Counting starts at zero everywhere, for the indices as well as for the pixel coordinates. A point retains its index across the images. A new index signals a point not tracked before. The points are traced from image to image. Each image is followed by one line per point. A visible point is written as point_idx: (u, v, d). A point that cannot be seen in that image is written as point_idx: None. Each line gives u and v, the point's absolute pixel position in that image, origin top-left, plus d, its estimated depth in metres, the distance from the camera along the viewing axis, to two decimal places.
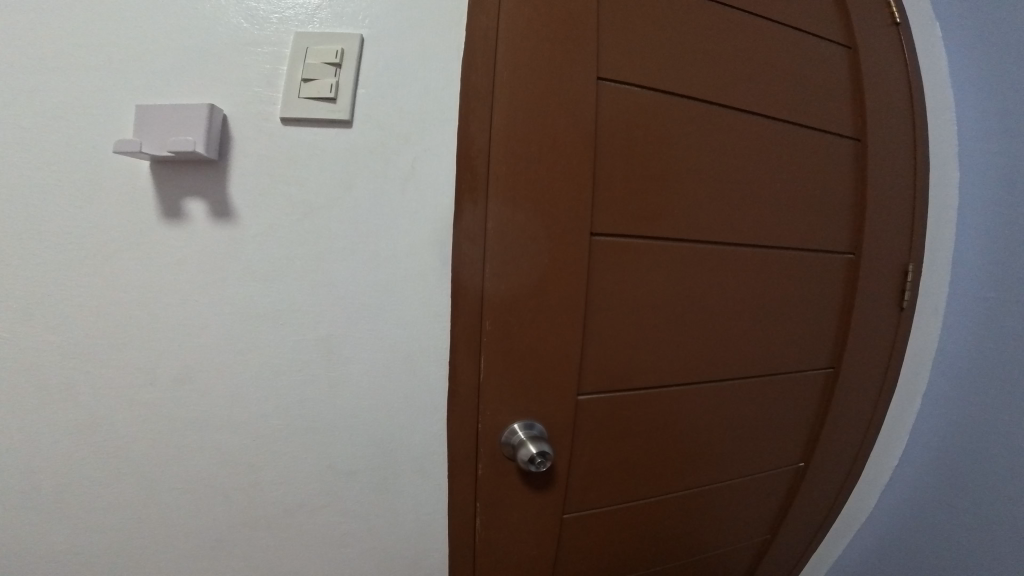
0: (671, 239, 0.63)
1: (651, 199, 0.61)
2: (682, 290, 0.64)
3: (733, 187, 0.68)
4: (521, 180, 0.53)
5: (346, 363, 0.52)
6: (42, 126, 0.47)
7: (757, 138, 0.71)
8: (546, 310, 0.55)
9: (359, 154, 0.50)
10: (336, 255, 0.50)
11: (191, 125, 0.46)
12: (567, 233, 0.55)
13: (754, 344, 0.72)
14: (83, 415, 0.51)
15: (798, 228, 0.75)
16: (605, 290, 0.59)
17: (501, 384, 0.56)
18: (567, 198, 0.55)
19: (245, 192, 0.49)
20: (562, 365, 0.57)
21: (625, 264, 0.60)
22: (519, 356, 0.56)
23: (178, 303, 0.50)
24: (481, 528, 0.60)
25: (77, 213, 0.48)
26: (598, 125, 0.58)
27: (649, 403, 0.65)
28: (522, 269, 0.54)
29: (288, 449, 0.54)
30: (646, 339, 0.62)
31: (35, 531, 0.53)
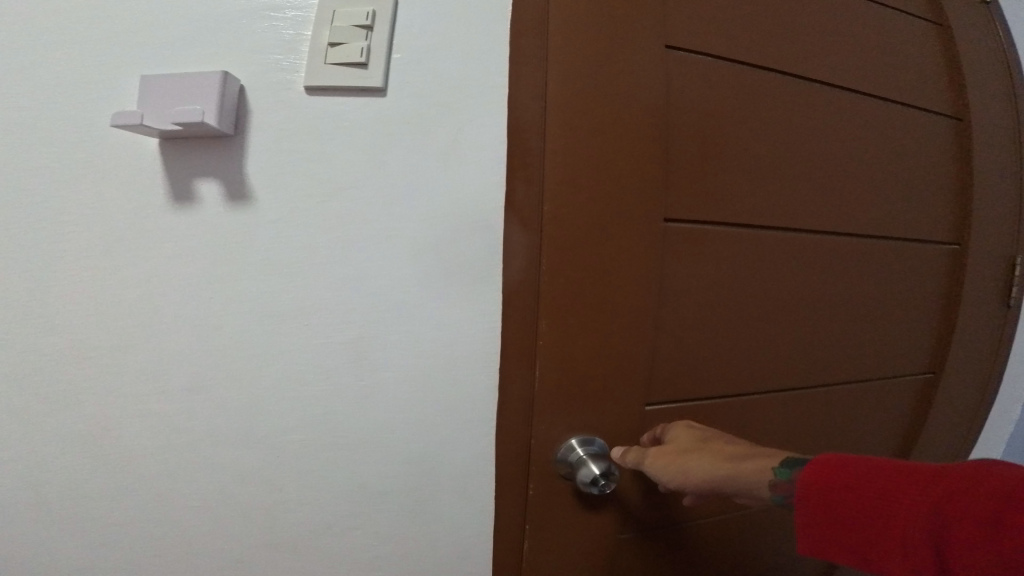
0: (750, 226, 0.54)
1: (728, 180, 0.52)
2: (764, 283, 0.55)
3: (818, 168, 0.59)
4: (582, 156, 0.45)
5: (378, 370, 0.46)
6: (44, 105, 0.42)
7: (845, 112, 0.61)
8: (610, 309, 0.47)
9: (393, 127, 0.43)
10: (367, 243, 0.44)
11: (201, 94, 0.40)
12: (636, 219, 0.47)
13: (844, 349, 0.62)
14: (92, 425, 0.46)
15: (891, 215, 0.65)
16: (676, 286, 0.50)
17: (558, 396, 0.47)
18: (635, 178, 0.47)
19: (265, 170, 0.42)
20: (628, 374, 0.49)
21: (701, 253, 0.51)
22: (580, 364, 0.47)
23: (190, 301, 0.43)
24: (528, 555, 0.50)
25: (78, 199, 0.42)
26: (669, 93, 0.49)
27: (729, 417, 0.55)
28: (582, 261, 0.46)
29: (314, 465, 0.47)
30: (723, 341, 0.54)
31: (39, 551, 0.48)
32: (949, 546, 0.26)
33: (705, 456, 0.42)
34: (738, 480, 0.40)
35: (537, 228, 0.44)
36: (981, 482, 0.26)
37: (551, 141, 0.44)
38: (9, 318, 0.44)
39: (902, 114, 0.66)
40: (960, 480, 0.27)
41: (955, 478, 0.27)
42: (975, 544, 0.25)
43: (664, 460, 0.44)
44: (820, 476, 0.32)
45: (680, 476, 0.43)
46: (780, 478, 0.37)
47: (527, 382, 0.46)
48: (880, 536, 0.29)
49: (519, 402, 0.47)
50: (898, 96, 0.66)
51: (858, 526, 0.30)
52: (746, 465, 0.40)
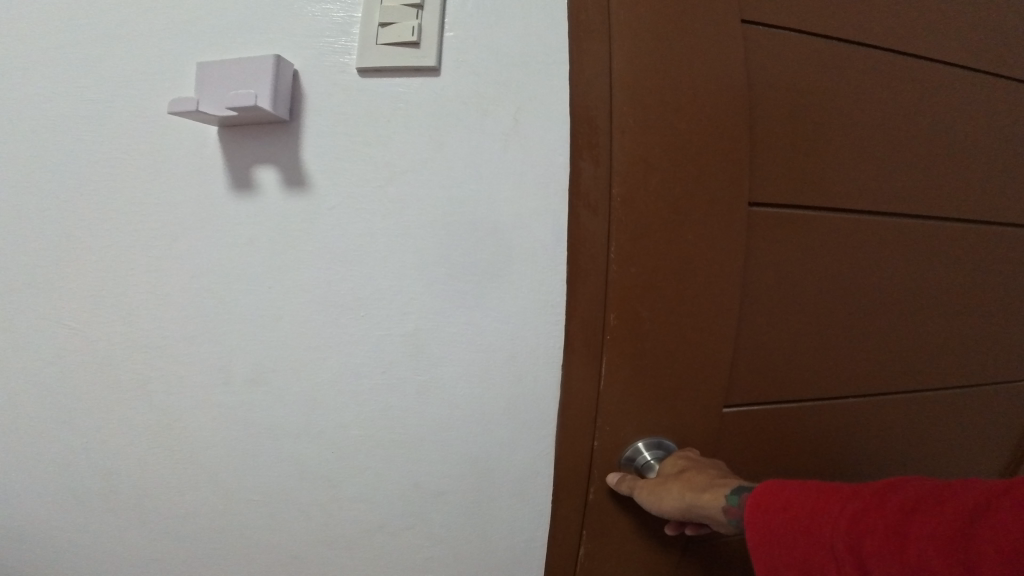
0: (839, 210, 0.49)
1: (815, 159, 0.47)
2: (856, 272, 0.50)
3: (918, 145, 0.52)
4: (656, 135, 0.41)
5: (435, 366, 0.44)
6: (107, 98, 0.42)
7: (957, 79, 0.53)
8: (687, 300, 0.44)
9: (450, 110, 0.41)
10: (424, 231, 0.42)
11: (257, 77, 0.39)
12: (717, 202, 0.43)
13: (935, 345, 0.57)
14: (157, 416, 0.46)
15: (996, 201, 0.58)
16: (755, 277, 0.46)
17: (627, 395, 0.44)
18: (714, 158, 0.42)
19: (321, 155, 0.41)
20: (703, 371, 0.45)
21: (787, 239, 0.47)
22: (650, 361, 0.44)
23: (247, 292, 0.43)
24: (584, 558, 0.47)
25: (141, 192, 0.43)
26: (751, 62, 0.44)
27: (807, 417, 0.51)
28: (657, 249, 0.42)
29: (371, 463, 0.46)
30: (804, 336, 0.49)
31: (115, 533, 0.50)
32: (864, 554, 0.27)
33: (674, 484, 0.41)
34: (698, 508, 0.39)
35: (607, 213, 0.41)
36: (893, 497, 0.28)
37: (621, 120, 0.40)
38: (80, 310, 0.45)
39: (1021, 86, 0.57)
40: (877, 496, 0.29)
41: (871, 496, 0.29)
42: (887, 548, 0.26)
43: (637, 488, 0.43)
44: (761, 501, 0.34)
45: (650, 503, 0.42)
46: (733, 504, 0.37)
47: (592, 381, 0.43)
48: (807, 550, 0.30)
49: (584, 402, 0.44)
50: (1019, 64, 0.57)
51: (787, 545, 0.31)
52: (703, 495, 0.38)
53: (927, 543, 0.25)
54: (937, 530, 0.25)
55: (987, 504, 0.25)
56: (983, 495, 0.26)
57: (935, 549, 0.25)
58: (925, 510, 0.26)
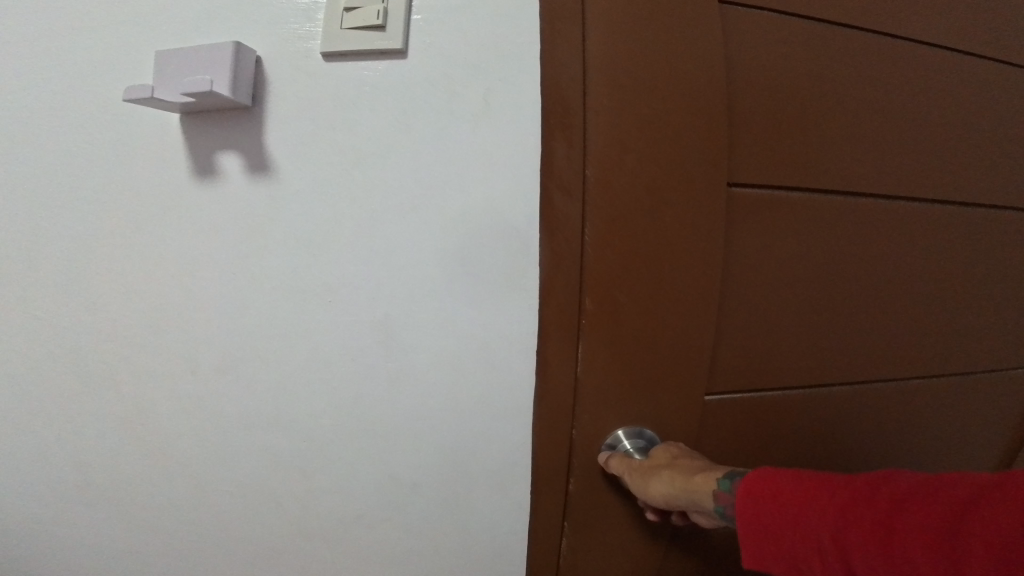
0: (821, 192, 0.48)
1: (798, 141, 0.46)
2: (841, 258, 0.49)
3: (902, 127, 0.51)
4: (631, 113, 0.40)
5: (407, 354, 0.43)
6: (68, 86, 0.42)
7: (943, 61, 0.52)
8: (666, 284, 0.43)
9: (417, 91, 0.40)
10: (393, 217, 0.41)
11: (214, 64, 0.38)
12: (696, 184, 0.42)
13: (922, 331, 0.56)
14: (129, 407, 0.46)
15: (983, 185, 0.57)
16: (737, 259, 0.45)
17: (605, 382, 0.44)
18: (693, 138, 0.42)
19: (286, 140, 0.40)
20: (685, 355, 0.44)
21: (772, 223, 0.46)
22: (629, 345, 0.43)
23: (215, 281, 0.42)
24: (568, 551, 0.47)
25: (105, 180, 0.42)
26: (731, 42, 0.43)
27: (794, 404, 0.51)
28: (633, 231, 0.42)
29: (344, 454, 0.46)
30: (788, 321, 0.48)
31: (91, 524, 0.50)
32: (853, 549, 0.27)
33: (665, 470, 0.40)
34: (689, 495, 0.38)
35: (582, 194, 0.40)
36: (884, 487, 0.27)
37: (595, 99, 0.40)
38: (48, 300, 0.45)
39: (1009, 67, 0.56)
40: (867, 486, 0.27)
41: (863, 485, 0.28)
42: (875, 544, 0.26)
43: (627, 473, 0.42)
44: (749, 487, 0.33)
45: (641, 489, 0.41)
46: (722, 489, 0.36)
47: (569, 368, 0.43)
48: (800, 542, 0.30)
49: (562, 390, 0.43)
50: (1007, 46, 0.56)
51: (778, 536, 0.31)
52: (695, 480, 0.38)
53: (914, 540, 0.24)
54: (928, 524, 0.24)
55: (981, 493, 0.24)
56: (977, 485, 0.24)
57: (924, 546, 0.24)
58: (915, 501, 0.25)
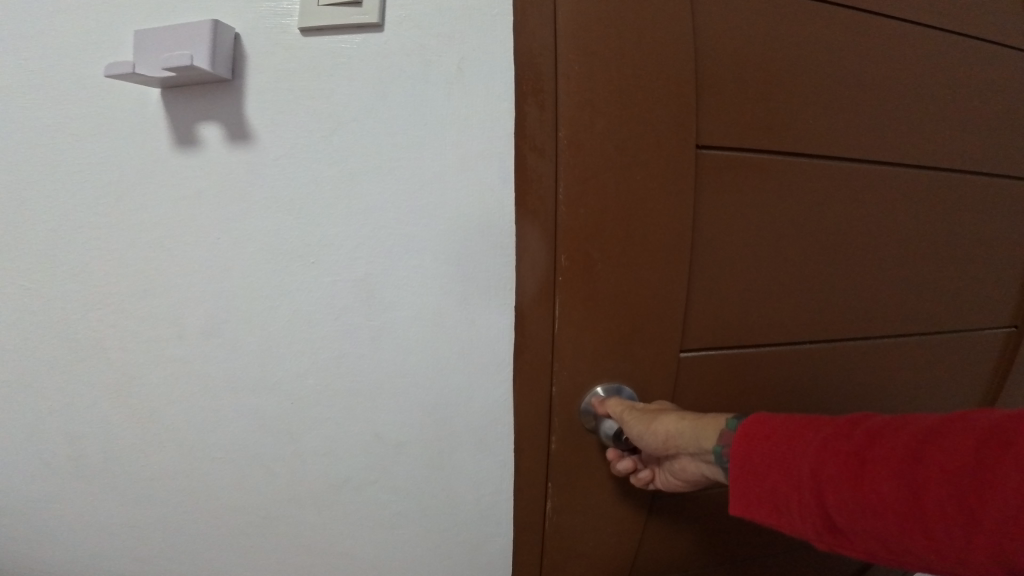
0: (784, 156, 0.50)
1: (763, 106, 0.48)
2: (806, 218, 0.52)
3: (858, 93, 0.54)
4: (601, 79, 0.43)
5: (388, 312, 0.45)
6: (51, 61, 0.43)
7: (896, 31, 0.55)
8: (638, 240, 0.45)
9: (392, 61, 0.42)
10: (371, 182, 0.43)
11: (194, 38, 0.40)
12: (665, 145, 0.45)
13: (886, 291, 0.59)
14: (119, 375, 0.48)
15: (937, 149, 0.60)
16: (707, 220, 0.48)
17: (583, 336, 0.46)
18: (661, 102, 0.44)
19: (266, 111, 0.42)
20: (658, 310, 0.47)
21: (741, 185, 0.49)
22: (605, 300, 0.46)
23: (200, 249, 0.44)
24: (552, 511, 0.50)
25: (90, 153, 0.44)
26: (697, 13, 0.46)
27: (765, 361, 0.53)
28: (606, 190, 0.44)
29: (331, 415, 0.48)
30: (757, 280, 0.51)
31: (85, 493, 0.51)
32: (827, 482, 0.29)
33: (673, 413, 0.41)
34: (694, 430, 0.39)
35: (555, 155, 0.43)
36: (863, 424, 0.29)
37: (566, 64, 0.42)
38: (35, 272, 0.46)
39: (958, 38, 0.59)
40: (848, 424, 0.30)
41: (843, 424, 0.30)
42: (849, 475, 0.28)
43: (634, 410, 0.44)
44: (744, 432, 0.35)
45: (644, 421, 0.42)
46: (731, 427, 0.37)
47: (546, 324, 0.45)
48: (782, 481, 0.32)
49: (541, 347, 0.46)
50: (956, 19, 0.59)
51: (759, 477, 0.33)
52: (705, 419, 0.39)
53: (883, 470, 0.27)
54: (900, 451, 0.27)
55: (945, 424, 0.27)
56: (942, 418, 0.27)
57: (891, 474, 0.27)
58: (890, 434, 0.28)
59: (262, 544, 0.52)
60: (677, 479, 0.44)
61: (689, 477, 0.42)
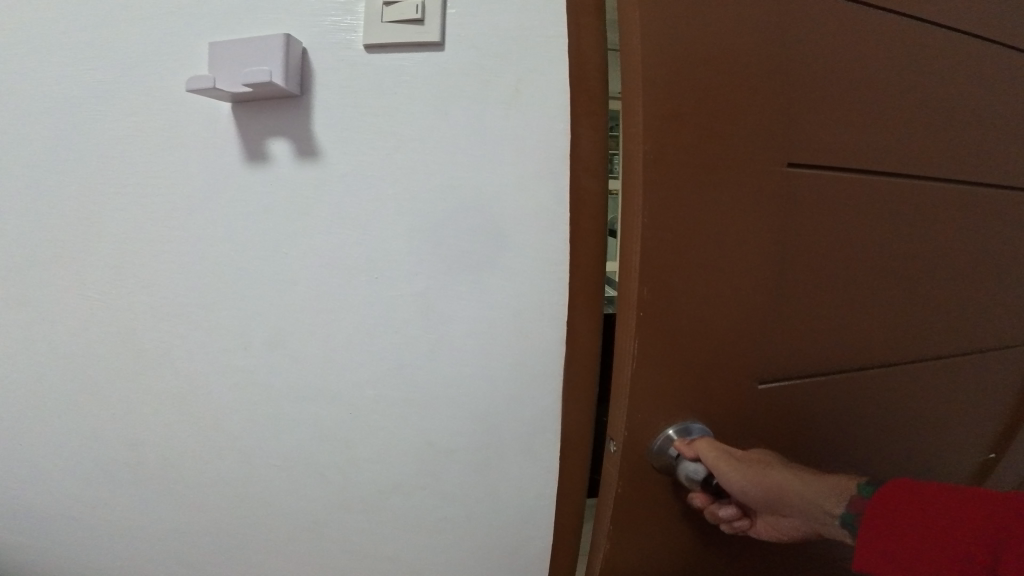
0: (861, 178, 0.49)
1: (839, 124, 0.47)
2: (876, 239, 0.51)
3: (927, 107, 0.52)
4: (687, 96, 0.41)
5: (446, 325, 0.46)
6: (122, 78, 0.44)
7: (964, 39, 0.53)
8: (712, 271, 0.45)
9: (455, 79, 0.43)
10: (433, 198, 0.44)
11: (269, 53, 0.40)
12: (743, 171, 0.43)
13: (945, 311, 0.58)
14: (181, 383, 0.49)
15: (996, 163, 0.58)
16: (786, 246, 0.46)
17: (654, 370, 0.45)
18: (741, 125, 0.42)
19: (331, 126, 0.43)
20: (728, 340, 0.46)
21: (817, 208, 0.47)
22: (678, 327, 0.45)
23: (265, 262, 0.45)
24: (608, 547, 0.49)
25: (159, 167, 0.45)
26: (786, 23, 0.43)
27: (830, 391, 0.52)
28: (683, 220, 0.43)
29: (385, 424, 0.49)
30: (829, 307, 0.49)
31: (142, 498, 0.53)
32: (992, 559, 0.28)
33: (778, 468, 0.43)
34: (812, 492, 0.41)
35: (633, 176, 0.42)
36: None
37: (652, 77, 0.40)
38: (102, 283, 0.47)
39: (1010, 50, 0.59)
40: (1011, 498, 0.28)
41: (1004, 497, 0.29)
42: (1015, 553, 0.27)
43: (729, 460, 0.44)
44: (890, 500, 0.34)
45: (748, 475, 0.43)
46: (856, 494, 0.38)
47: (597, 342, 0.47)
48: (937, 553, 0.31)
49: (590, 363, 0.47)
50: None
51: (909, 546, 0.32)
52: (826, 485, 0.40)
53: None
54: None
55: None
56: None
57: None
58: None
59: (313, 550, 0.53)
60: (771, 524, 0.46)
61: (787, 525, 0.44)
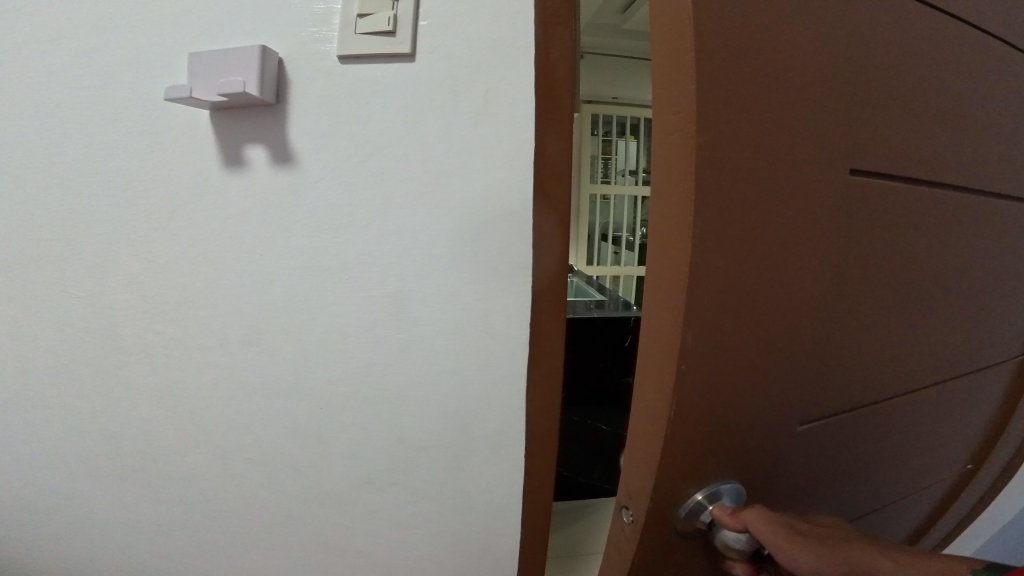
0: (929, 183, 0.39)
1: (916, 103, 0.36)
2: (938, 249, 0.41)
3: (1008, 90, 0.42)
4: (761, 58, 0.28)
5: (415, 326, 0.48)
6: (104, 84, 0.46)
7: None
8: (775, 297, 0.33)
9: (425, 90, 0.45)
10: (403, 203, 0.46)
11: (245, 64, 0.42)
12: (820, 162, 0.31)
13: (983, 331, 0.50)
14: (160, 379, 0.51)
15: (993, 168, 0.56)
16: (852, 262, 0.35)
17: (695, 432, 0.33)
18: (820, 98, 0.30)
19: (305, 134, 0.45)
20: (783, 385, 0.35)
21: (887, 213, 0.36)
22: (730, 382, 0.33)
23: (241, 263, 0.47)
24: None
25: (140, 170, 0.46)
26: None
27: (865, 439, 0.44)
28: (749, 229, 0.30)
29: (357, 420, 0.51)
30: (878, 343, 0.41)
31: (121, 489, 0.55)
32: None
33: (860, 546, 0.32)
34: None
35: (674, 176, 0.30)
36: None
37: (716, 27, 0.27)
38: (84, 281, 0.49)
39: None
40: None
41: None
42: None
43: (791, 533, 0.32)
44: None
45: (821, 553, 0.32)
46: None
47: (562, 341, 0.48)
48: None
49: (556, 363, 0.49)
50: None
51: None
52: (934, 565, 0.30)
53: None
54: None
55: None
56: None
57: None
58: None
59: (289, 541, 0.55)
60: None
61: None
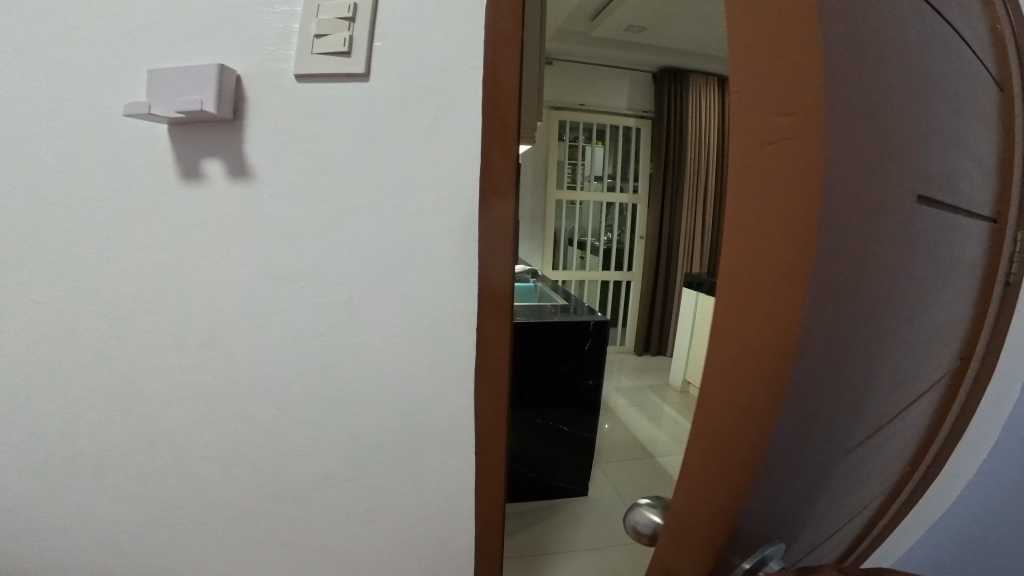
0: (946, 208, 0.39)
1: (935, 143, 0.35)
2: (945, 279, 0.41)
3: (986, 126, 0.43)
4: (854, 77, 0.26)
5: (368, 330, 0.51)
6: (64, 97, 0.47)
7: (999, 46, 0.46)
8: (843, 350, 0.31)
9: (378, 108, 0.48)
10: (356, 214, 0.48)
11: (203, 84, 0.44)
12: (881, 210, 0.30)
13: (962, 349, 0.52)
14: (118, 381, 0.52)
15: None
16: (894, 305, 0.35)
17: (760, 497, 0.31)
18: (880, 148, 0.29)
19: (261, 148, 0.47)
20: (829, 432, 0.34)
21: (917, 253, 0.36)
22: (797, 440, 0.31)
23: (200, 270, 0.49)
24: None
25: (99, 181, 0.48)
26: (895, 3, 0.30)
27: (863, 466, 0.44)
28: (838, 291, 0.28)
29: (314, 419, 0.54)
30: (896, 366, 0.40)
31: (81, 489, 0.56)
32: None
33: None
34: None
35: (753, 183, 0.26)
36: None
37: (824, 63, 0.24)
38: (42, 287, 0.50)
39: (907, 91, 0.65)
40: None
41: None
42: None
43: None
44: None
45: None
46: None
47: (507, 342, 0.52)
48: None
49: (502, 364, 0.53)
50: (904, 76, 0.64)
51: None
52: None
53: None
54: None
55: None
56: None
57: None
58: None
59: (247, 537, 0.57)
60: None
61: None
